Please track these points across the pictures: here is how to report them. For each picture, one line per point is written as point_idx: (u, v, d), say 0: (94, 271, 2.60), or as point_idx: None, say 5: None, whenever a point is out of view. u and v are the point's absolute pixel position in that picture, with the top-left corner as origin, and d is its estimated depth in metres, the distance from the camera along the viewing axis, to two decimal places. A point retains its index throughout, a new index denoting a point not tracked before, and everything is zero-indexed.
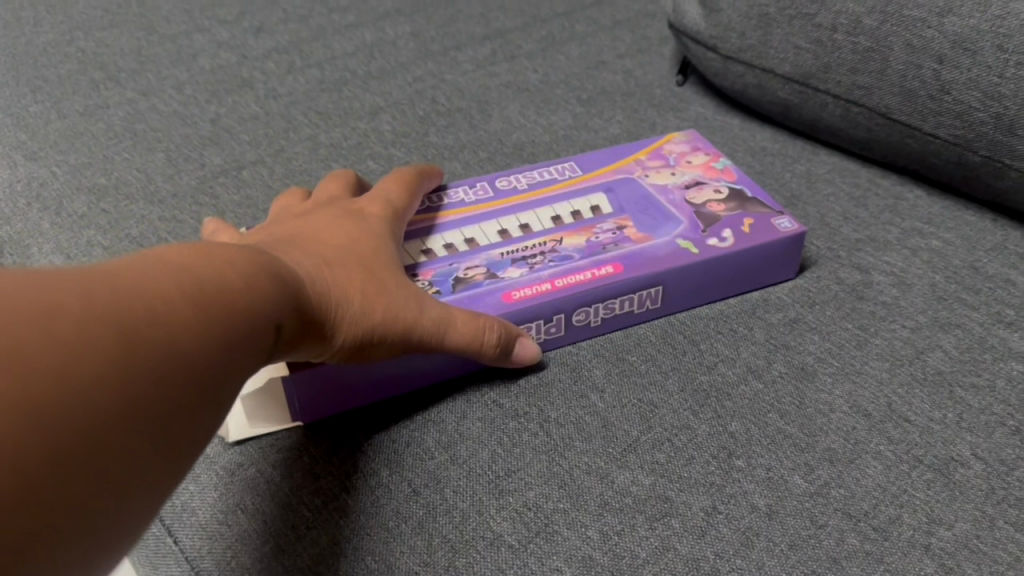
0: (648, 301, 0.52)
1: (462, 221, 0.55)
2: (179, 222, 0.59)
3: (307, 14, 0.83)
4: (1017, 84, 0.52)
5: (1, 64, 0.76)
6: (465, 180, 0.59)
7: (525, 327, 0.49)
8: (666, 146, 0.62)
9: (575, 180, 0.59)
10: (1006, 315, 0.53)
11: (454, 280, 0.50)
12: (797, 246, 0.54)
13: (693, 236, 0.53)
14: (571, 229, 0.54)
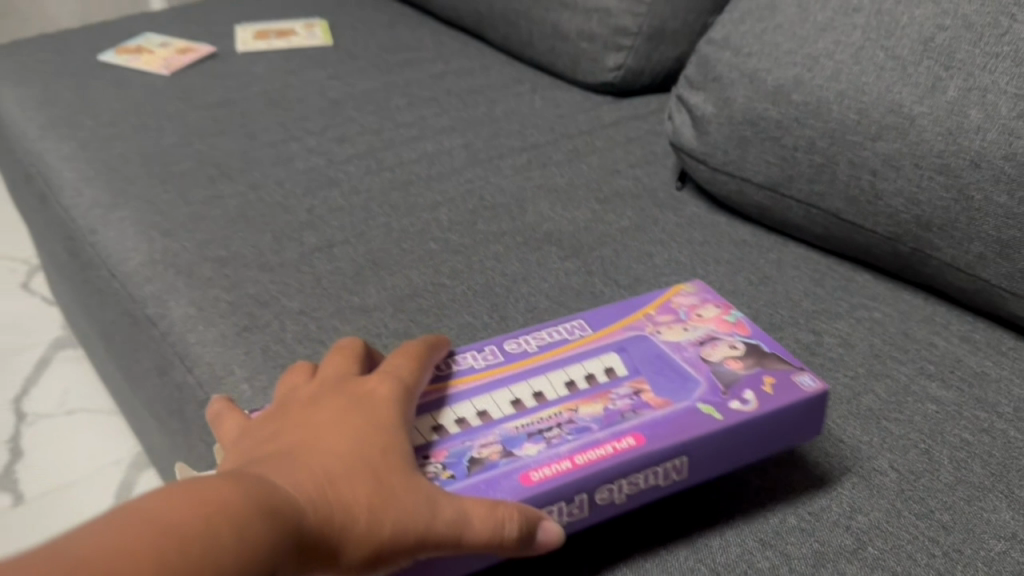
0: (672, 472, 0.53)
1: (475, 390, 0.57)
2: (285, 284, 0.76)
3: (379, 128, 1.03)
4: (931, 192, 0.69)
5: (135, 162, 0.96)
6: (474, 344, 0.62)
7: (547, 509, 0.50)
8: (675, 299, 0.66)
9: (585, 340, 0.62)
10: (927, 368, 0.68)
11: (468, 461, 0.52)
12: (818, 405, 0.57)
13: (713, 401, 0.55)
14: (587, 397, 0.57)
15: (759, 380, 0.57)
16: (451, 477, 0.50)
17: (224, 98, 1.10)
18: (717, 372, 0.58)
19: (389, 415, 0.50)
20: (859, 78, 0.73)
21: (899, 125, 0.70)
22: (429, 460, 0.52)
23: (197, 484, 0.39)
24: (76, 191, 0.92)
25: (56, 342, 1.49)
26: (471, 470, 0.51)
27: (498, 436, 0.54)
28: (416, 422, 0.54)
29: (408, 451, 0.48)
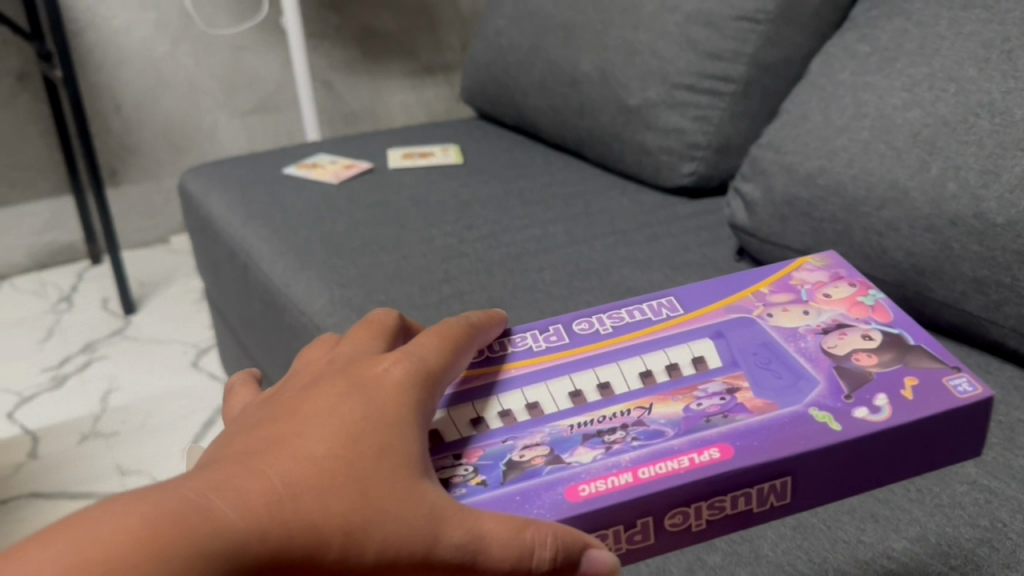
0: (776, 489, 0.57)
1: (535, 376, 0.67)
2: (430, 318, 1.02)
3: (499, 219, 1.30)
4: (922, 246, 0.90)
5: (316, 241, 1.26)
6: (541, 325, 0.74)
7: (604, 530, 0.54)
8: (795, 279, 0.79)
9: (674, 321, 0.73)
10: None
11: (506, 465, 0.58)
12: (963, 416, 0.61)
13: (830, 412, 0.60)
14: (671, 400, 0.63)
15: (898, 383, 0.63)
16: (488, 485, 0.56)
17: (380, 199, 1.41)
18: (840, 369, 0.65)
19: (392, 413, 0.54)
20: (867, 165, 0.96)
21: (897, 198, 0.92)
22: (463, 459, 0.59)
23: (143, 513, 0.43)
24: (273, 259, 1.22)
25: (222, 407, 1.78)
26: (510, 476, 0.57)
27: (548, 437, 0.61)
28: (459, 413, 0.63)
29: (409, 450, 0.52)
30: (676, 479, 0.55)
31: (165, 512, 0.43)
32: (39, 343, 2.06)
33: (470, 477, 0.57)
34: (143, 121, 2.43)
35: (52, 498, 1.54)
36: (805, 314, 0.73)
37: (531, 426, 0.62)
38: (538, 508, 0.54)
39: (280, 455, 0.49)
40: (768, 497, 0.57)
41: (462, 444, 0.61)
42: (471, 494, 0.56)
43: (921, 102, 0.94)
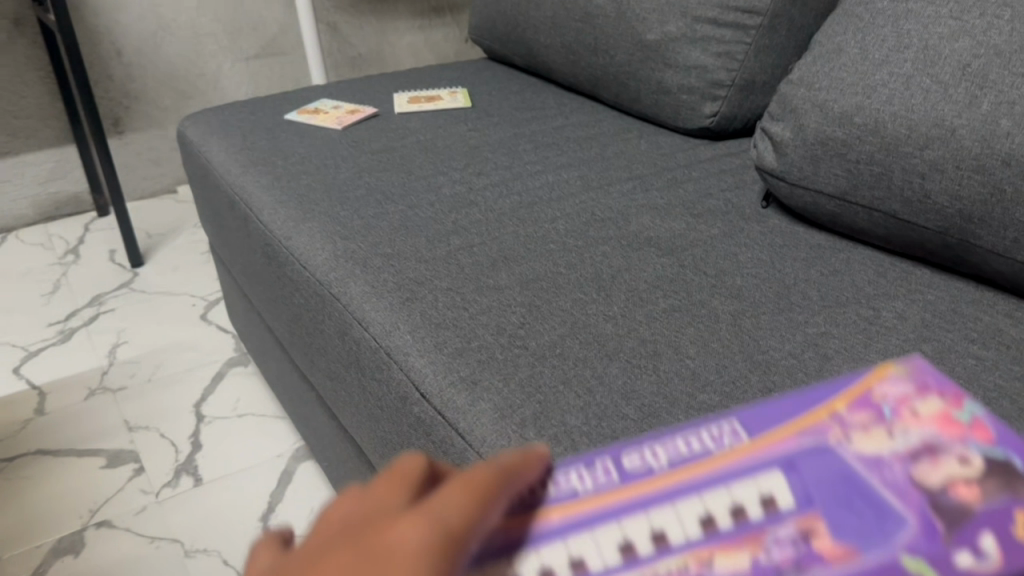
0: None
1: (564, 530, 0.41)
2: (437, 271, 0.96)
3: (510, 165, 1.23)
4: (970, 189, 0.82)
5: (318, 189, 1.19)
6: (574, 458, 0.45)
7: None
8: (871, 381, 0.50)
9: (730, 452, 0.44)
10: (971, 335, 0.81)
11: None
12: None
13: (925, 556, 0.39)
14: (728, 547, 0.39)
15: (1009, 518, 0.41)
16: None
17: (384, 145, 1.34)
18: (936, 504, 0.42)
19: None
20: (909, 101, 0.88)
21: (943, 136, 0.84)
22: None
23: None
24: (272, 210, 1.16)
25: (230, 360, 1.73)
26: None
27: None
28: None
29: None
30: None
31: None
32: (46, 296, 2.02)
33: None
34: (145, 67, 2.35)
35: (59, 454, 1.51)
36: (890, 436, 0.46)
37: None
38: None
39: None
40: None
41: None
42: None
43: (971, 30, 0.85)
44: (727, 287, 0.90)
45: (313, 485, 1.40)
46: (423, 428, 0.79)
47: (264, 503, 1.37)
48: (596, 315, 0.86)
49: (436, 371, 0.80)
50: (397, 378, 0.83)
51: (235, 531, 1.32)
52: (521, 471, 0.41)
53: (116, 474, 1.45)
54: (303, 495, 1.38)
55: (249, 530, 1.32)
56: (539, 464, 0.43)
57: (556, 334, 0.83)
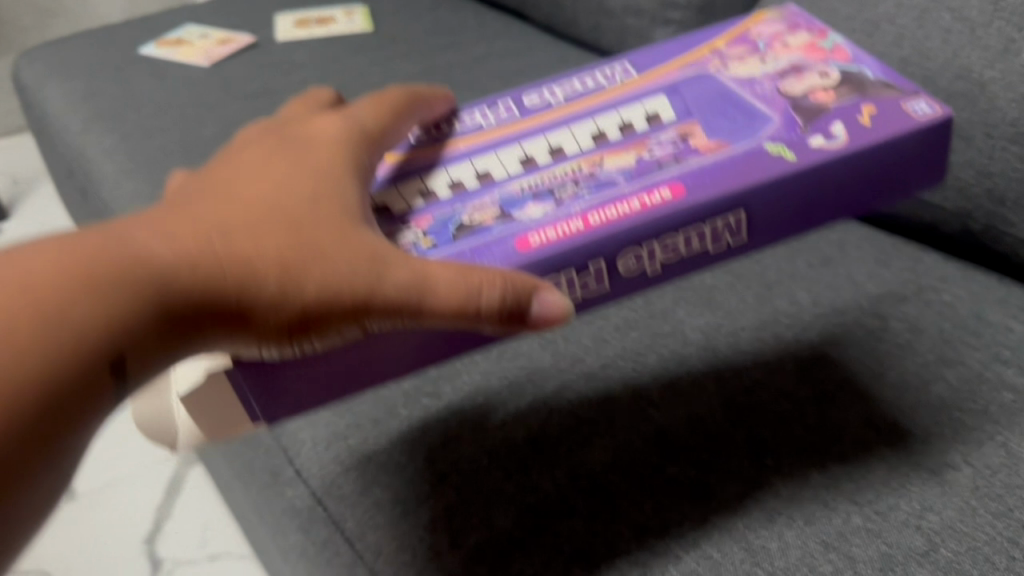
0: (729, 232, 0.49)
1: (480, 149, 0.54)
2: None
3: None
4: (1004, 164, 0.64)
5: (174, 152, 0.95)
6: (489, 99, 0.59)
7: (555, 277, 0.47)
8: (756, 27, 0.62)
9: (628, 84, 0.58)
10: (1002, 354, 0.63)
11: (454, 228, 0.49)
12: (938, 142, 0.53)
13: (786, 139, 0.51)
14: (620, 146, 0.52)
15: (854, 110, 0.52)
16: (443, 245, 0.47)
17: (263, 87, 1.09)
18: (796, 106, 0.53)
19: (326, 167, 0.46)
20: (924, 43, 0.68)
21: (968, 93, 0.65)
22: (411, 226, 0.49)
23: (43, 260, 0.38)
24: (116, 184, 0.92)
25: None
26: (458, 236, 0.48)
27: (498, 198, 0.50)
28: (395, 193, 0.51)
29: (348, 197, 0.45)
30: (630, 223, 0.47)
31: (77, 250, 0.39)
32: None
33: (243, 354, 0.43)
34: None
35: None
36: (762, 64, 0.58)
37: (468, 204, 0.50)
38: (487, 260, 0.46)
39: (209, 199, 0.43)
40: (722, 236, 0.49)
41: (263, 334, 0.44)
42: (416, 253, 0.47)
43: None
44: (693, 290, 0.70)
45: (204, 492, 1.20)
46: (291, 518, 0.57)
47: (149, 520, 1.17)
48: (531, 341, 0.66)
49: (317, 437, 0.60)
50: (264, 442, 0.62)
51: (112, 559, 1.12)
52: (426, 101, 0.56)
53: None
54: (192, 508, 1.18)
55: (130, 557, 1.12)
56: (442, 102, 0.57)
57: (483, 375, 0.64)
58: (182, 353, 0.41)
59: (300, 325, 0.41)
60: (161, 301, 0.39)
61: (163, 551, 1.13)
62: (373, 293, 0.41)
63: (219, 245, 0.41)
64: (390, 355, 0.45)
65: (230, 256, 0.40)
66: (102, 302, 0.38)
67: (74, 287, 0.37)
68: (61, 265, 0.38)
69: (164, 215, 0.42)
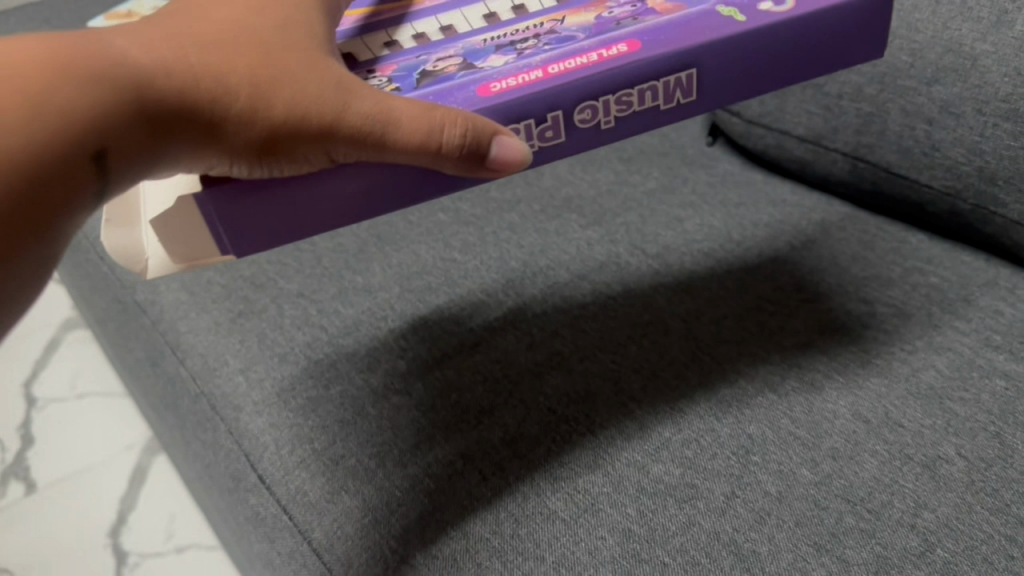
0: (681, 91, 0.47)
1: (445, 8, 0.53)
2: (283, 264, 0.70)
3: None
4: (996, 142, 0.61)
5: None
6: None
7: (514, 126, 0.46)
8: None
9: None
10: (993, 339, 0.61)
11: (419, 74, 0.48)
12: (886, 14, 0.49)
13: (740, 3, 0.48)
14: (580, 10, 0.51)
15: None
16: (400, 88, 0.47)
17: None
18: None
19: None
20: (912, 15, 0.65)
21: (959, 68, 0.62)
22: (375, 74, 0.48)
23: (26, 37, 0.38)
24: None
25: (64, 323, 1.42)
26: (422, 81, 0.47)
27: (462, 49, 0.50)
28: (367, 41, 0.51)
29: (317, 29, 0.45)
30: (583, 74, 0.45)
31: (61, 38, 0.38)
32: None
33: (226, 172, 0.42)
34: None
35: None
36: None
37: (431, 59, 0.49)
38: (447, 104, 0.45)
39: (183, 17, 0.43)
40: (674, 94, 0.47)
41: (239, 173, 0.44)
42: None
43: None
44: (673, 274, 0.67)
45: (170, 480, 1.16)
46: (255, 525, 0.56)
47: (114, 511, 1.13)
48: (504, 332, 0.63)
49: (280, 441, 0.57)
50: (225, 447, 0.59)
51: (76, 554, 1.08)
52: None
53: None
54: (158, 498, 1.14)
55: (93, 550, 1.08)
56: None
57: (455, 370, 0.60)
58: (152, 160, 0.40)
59: (269, 142, 0.41)
60: (139, 101, 0.39)
61: (129, 543, 1.09)
62: (341, 118, 0.41)
63: (191, 57, 0.40)
64: (350, 192, 0.45)
65: (203, 69, 0.40)
66: (86, 86, 0.38)
67: (58, 73, 0.37)
68: (44, 52, 0.37)
69: (139, 27, 0.42)
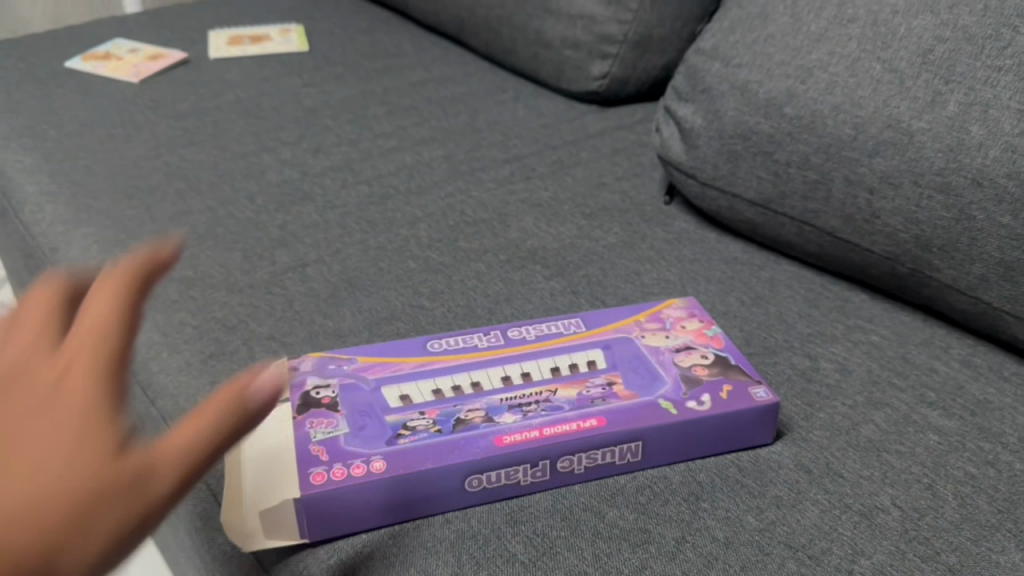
0: (629, 454, 0.57)
1: (465, 367, 0.62)
2: (255, 308, 0.72)
3: (357, 137, 0.99)
4: (930, 212, 0.66)
5: (100, 174, 0.91)
6: (482, 327, 0.67)
7: (514, 470, 0.55)
8: (664, 309, 0.68)
9: (577, 336, 0.65)
10: (927, 396, 0.65)
11: (452, 422, 0.57)
12: (773, 415, 0.59)
13: (674, 398, 0.59)
14: (566, 380, 0.60)
15: (718, 387, 0.60)
16: (439, 432, 0.56)
17: (194, 105, 1.05)
18: (686, 377, 0.61)
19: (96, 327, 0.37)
20: (855, 92, 0.70)
21: (898, 142, 0.67)
22: (423, 416, 0.57)
23: None
24: (36, 206, 0.88)
25: None
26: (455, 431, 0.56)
27: (485, 404, 0.58)
28: None
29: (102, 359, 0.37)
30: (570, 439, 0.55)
31: None
32: None
33: (408, 424, 0.56)
34: None
35: None
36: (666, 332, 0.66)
37: (466, 372, 0.61)
38: (466, 455, 0.54)
39: None
40: (625, 456, 0.57)
41: (331, 436, 0.55)
42: (400, 438, 0.55)
43: (933, 6, 0.68)
44: None
45: None
46: (221, 564, 0.57)
47: None
48: None
49: None
50: None
51: None
52: None
53: None
54: None
55: None
56: None
57: None
58: None
59: None
60: None
61: None
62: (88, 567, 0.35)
63: None
64: None
65: None
66: None
67: None
68: None
69: None
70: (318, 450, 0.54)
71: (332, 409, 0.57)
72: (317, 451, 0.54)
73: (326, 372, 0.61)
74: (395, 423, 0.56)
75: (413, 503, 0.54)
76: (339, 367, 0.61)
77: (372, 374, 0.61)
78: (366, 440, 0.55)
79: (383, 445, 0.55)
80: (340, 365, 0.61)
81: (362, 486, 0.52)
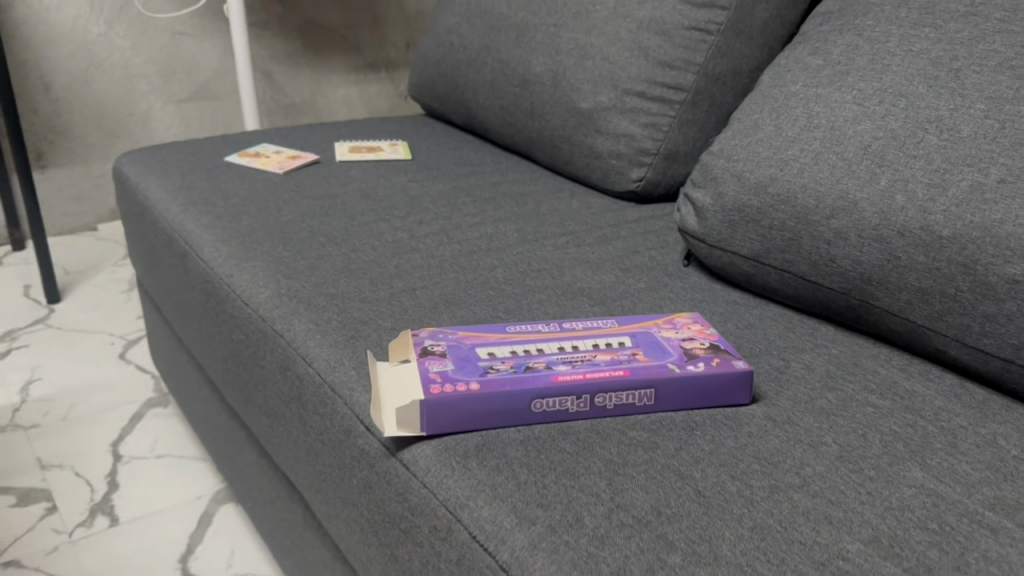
0: (645, 398, 0.82)
1: (532, 341, 0.88)
2: (380, 311, 1.00)
3: (450, 214, 1.29)
4: (870, 256, 0.92)
5: (260, 230, 1.22)
6: (544, 322, 0.93)
7: (566, 398, 0.80)
8: (677, 319, 0.94)
9: (611, 329, 0.91)
10: (869, 386, 0.89)
11: (524, 367, 0.82)
12: (749, 382, 0.84)
13: (679, 364, 0.84)
14: (603, 351, 0.86)
15: (710, 359, 0.85)
16: (515, 371, 0.81)
17: (326, 190, 1.37)
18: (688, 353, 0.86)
19: None
20: (818, 174, 0.97)
21: (846, 207, 0.94)
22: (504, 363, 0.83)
23: None
24: (215, 248, 1.18)
25: (149, 401, 1.73)
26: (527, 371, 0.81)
27: (546, 360, 0.84)
28: None
29: None
30: (605, 379, 0.80)
31: None
32: None
33: (495, 366, 0.82)
34: (73, 103, 2.31)
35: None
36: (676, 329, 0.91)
37: (533, 344, 0.87)
38: (534, 383, 0.79)
39: None
40: (642, 399, 0.81)
41: (443, 368, 0.81)
42: (490, 372, 0.80)
43: (871, 116, 0.96)
44: None
45: (232, 525, 1.40)
46: (362, 460, 0.82)
47: (184, 541, 1.36)
48: None
49: None
50: (341, 413, 0.86)
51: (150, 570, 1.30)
52: None
53: (27, 513, 1.41)
54: (222, 537, 1.37)
55: (165, 569, 1.30)
56: None
57: None
58: None
59: None
60: None
61: (194, 566, 1.31)
62: None
63: None
64: None
65: None
66: None
67: None
68: None
69: None
70: (434, 374, 0.79)
71: (443, 356, 0.83)
72: (434, 375, 0.79)
73: (437, 338, 0.87)
74: (486, 365, 0.82)
75: (497, 415, 0.79)
76: (445, 336, 0.88)
77: (469, 341, 0.87)
78: (467, 372, 0.80)
79: (479, 375, 0.80)
80: (446, 335, 0.88)
81: (465, 394, 0.77)
